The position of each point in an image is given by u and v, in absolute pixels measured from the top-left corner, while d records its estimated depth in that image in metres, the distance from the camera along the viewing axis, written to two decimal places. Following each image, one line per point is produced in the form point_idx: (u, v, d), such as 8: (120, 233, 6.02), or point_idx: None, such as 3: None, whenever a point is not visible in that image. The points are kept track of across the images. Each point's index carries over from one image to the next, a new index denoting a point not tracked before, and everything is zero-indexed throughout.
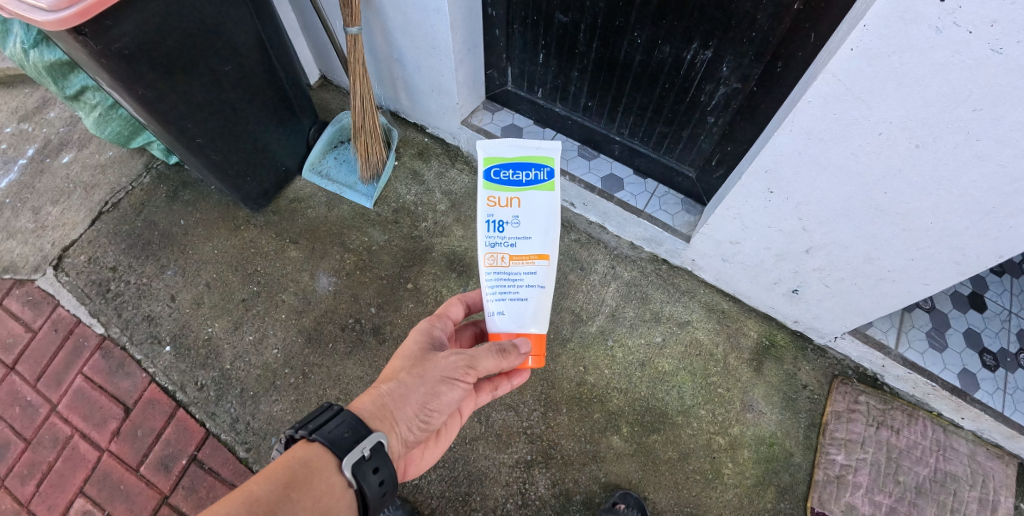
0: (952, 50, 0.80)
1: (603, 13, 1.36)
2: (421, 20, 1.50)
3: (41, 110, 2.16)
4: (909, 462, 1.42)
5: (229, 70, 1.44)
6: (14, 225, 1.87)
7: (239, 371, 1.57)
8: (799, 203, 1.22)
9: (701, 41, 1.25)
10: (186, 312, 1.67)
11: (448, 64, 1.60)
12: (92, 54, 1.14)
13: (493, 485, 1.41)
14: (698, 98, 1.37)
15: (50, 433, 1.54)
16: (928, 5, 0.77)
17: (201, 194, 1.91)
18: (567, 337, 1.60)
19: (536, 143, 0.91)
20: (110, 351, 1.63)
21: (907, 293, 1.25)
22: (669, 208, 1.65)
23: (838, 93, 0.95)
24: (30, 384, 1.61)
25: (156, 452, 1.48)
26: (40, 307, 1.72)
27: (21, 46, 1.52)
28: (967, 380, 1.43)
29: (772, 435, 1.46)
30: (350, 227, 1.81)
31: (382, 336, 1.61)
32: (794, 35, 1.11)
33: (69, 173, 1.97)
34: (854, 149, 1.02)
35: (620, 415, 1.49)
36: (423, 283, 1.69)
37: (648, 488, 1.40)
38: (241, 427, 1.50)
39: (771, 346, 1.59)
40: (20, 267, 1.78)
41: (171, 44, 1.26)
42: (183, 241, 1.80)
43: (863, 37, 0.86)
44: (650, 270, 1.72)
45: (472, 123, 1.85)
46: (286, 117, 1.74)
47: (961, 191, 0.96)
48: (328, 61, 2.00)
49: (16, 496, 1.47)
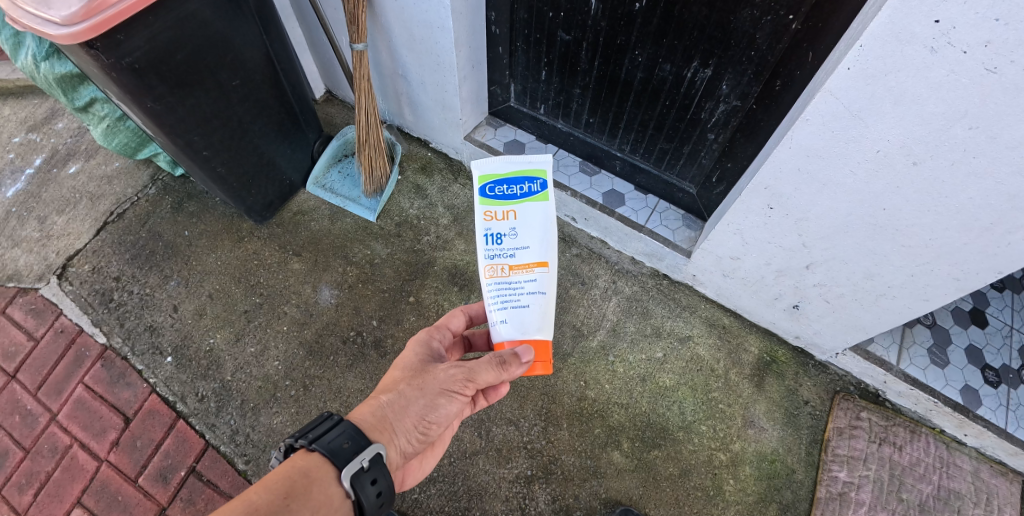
0: (948, 70, 0.81)
1: (604, 31, 1.38)
2: (425, 36, 1.52)
3: (49, 121, 2.19)
4: (912, 479, 1.41)
5: (237, 85, 1.47)
6: (19, 234, 1.88)
7: (240, 383, 1.57)
8: (799, 219, 1.23)
9: (701, 60, 1.27)
10: (188, 322, 1.68)
11: (452, 80, 1.62)
12: (104, 68, 1.17)
13: (493, 500, 1.40)
14: (698, 115, 1.39)
15: (49, 442, 1.54)
16: (923, 26, 0.79)
17: (206, 205, 1.92)
18: (568, 352, 1.60)
19: (527, 157, 0.92)
20: (112, 361, 1.63)
21: (908, 309, 1.25)
22: (670, 223, 1.66)
23: (836, 112, 0.97)
24: (31, 393, 1.62)
25: (155, 464, 1.48)
26: (43, 316, 1.72)
27: (33, 59, 1.55)
28: (970, 396, 1.42)
29: (774, 452, 1.46)
30: (352, 240, 1.83)
31: (383, 349, 1.61)
32: (792, 55, 1.13)
33: (76, 184, 1.99)
34: (853, 166, 1.04)
35: (621, 430, 1.48)
36: (425, 296, 1.70)
37: (648, 504, 1.39)
38: (240, 439, 1.49)
39: (772, 362, 1.59)
40: (24, 275, 1.79)
41: (180, 59, 1.28)
42: (187, 252, 1.81)
43: (860, 56, 0.87)
44: (651, 285, 1.73)
45: (476, 138, 1.87)
46: (291, 130, 1.76)
47: (960, 207, 0.97)
48: (334, 77, 2.03)
49: (13, 505, 1.47)
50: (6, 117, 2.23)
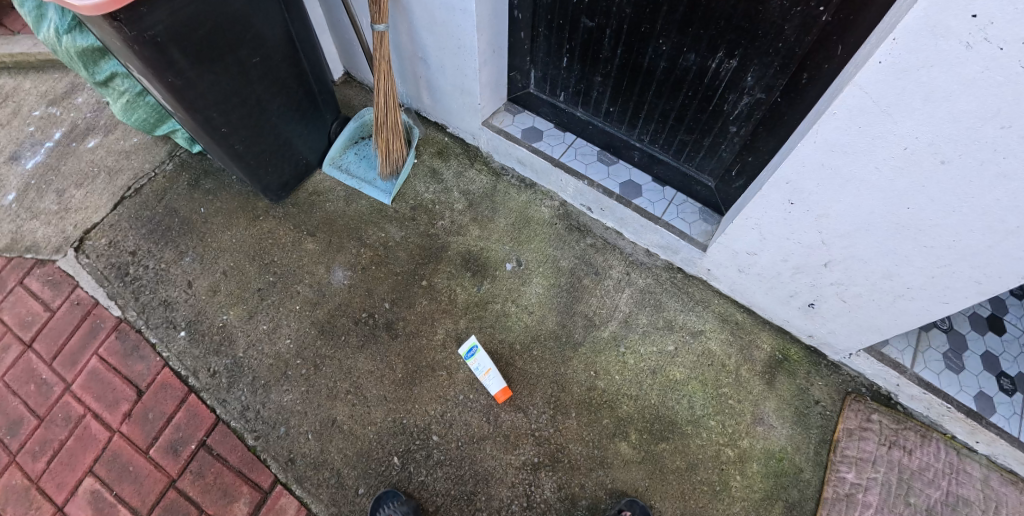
0: (982, 66, 0.79)
1: (629, 19, 1.37)
2: (446, 20, 1.51)
3: (69, 96, 2.20)
4: (920, 484, 1.40)
5: (257, 62, 1.46)
6: (37, 206, 1.90)
7: (252, 359, 1.59)
8: (819, 216, 1.21)
9: (726, 51, 1.25)
10: (203, 298, 1.69)
11: (472, 64, 1.61)
12: (126, 41, 1.16)
13: (499, 486, 1.40)
14: (721, 107, 1.37)
15: (63, 411, 1.57)
16: (958, 20, 0.77)
17: (223, 183, 1.93)
18: (579, 341, 1.60)
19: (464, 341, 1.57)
20: (126, 333, 1.65)
21: (926, 312, 1.24)
22: (687, 216, 1.64)
23: (863, 106, 0.95)
24: (46, 362, 1.64)
25: (166, 437, 1.50)
26: (59, 287, 1.75)
27: (55, 31, 1.55)
28: (983, 403, 1.40)
29: (782, 450, 1.45)
30: (367, 222, 1.83)
31: (395, 331, 1.61)
32: (821, 47, 1.11)
33: (94, 158, 2.01)
34: (879, 163, 1.02)
35: (629, 422, 1.48)
36: (437, 281, 1.70)
37: (654, 497, 1.39)
38: (251, 415, 1.51)
39: (784, 360, 1.57)
40: (42, 247, 1.81)
41: (202, 34, 1.28)
42: (202, 229, 1.82)
43: (892, 50, 0.86)
44: (665, 277, 1.72)
45: (493, 124, 1.86)
46: (309, 111, 1.76)
47: (985, 209, 0.95)
48: (353, 58, 2.03)
49: (27, 472, 1.49)
50: (27, 90, 2.25)
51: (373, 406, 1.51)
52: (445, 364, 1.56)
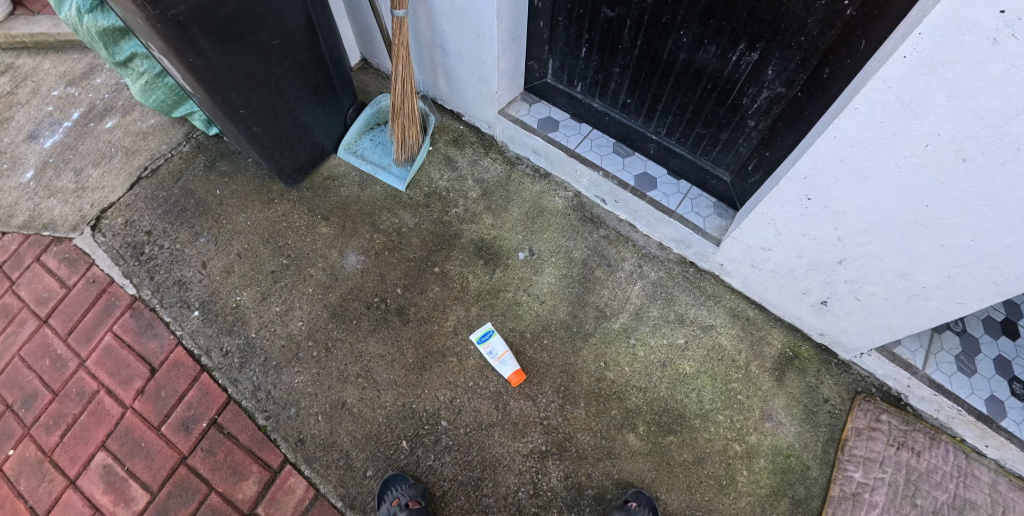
0: (1009, 62, 0.78)
1: (650, 10, 1.36)
2: (465, 7, 1.51)
3: (87, 76, 2.22)
4: (927, 486, 1.39)
5: (277, 45, 1.47)
6: (55, 184, 1.92)
7: (264, 340, 1.60)
8: (836, 212, 1.20)
9: (748, 43, 1.24)
10: (216, 279, 1.71)
11: (490, 52, 1.61)
12: (149, 19, 1.17)
13: (506, 473, 1.41)
14: (740, 101, 1.36)
15: (77, 386, 1.59)
16: (986, 15, 0.75)
17: (238, 166, 1.94)
18: (589, 332, 1.60)
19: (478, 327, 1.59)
20: (141, 311, 1.67)
21: (941, 313, 1.23)
22: (701, 210, 1.64)
23: (886, 101, 0.94)
24: (61, 338, 1.66)
25: (178, 414, 1.52)
26: (76, 264, 1.77)
27: (77, 11, 1.56)
28: (994, 407, 1.39)
29: (790, 447, 1.45)
30: (380, 208, 1.83)
31: (406, 316, 1.62)
32: (844, 42, 1.10)
33: (112, 138, 2.03)
34: (899, 160, 1.01)
35: (637, 413, 1.48)
36: (449, 268, 1.71)
37: (660, 488, 1.39)
38: (262, 395, 1.52)
39: (795, 357, 1.57)
40: (59, 225, 1.83)
41: (223, 15, 1.28)
42: (217, 211, 1.84)
43: (918, 45, 0.85)
44: (677, 271, 1.71)
45: (509, 114, 1.86)
46: (326, 95, 1.77)
47: (1005, 208, 0.94)
48: (371, 44, 2.03)
49: (41, 445, 1.52)
50: (47, 70, 2.27)
51: (383, 390, 1.52)
52: (456, 351, 1.57)
